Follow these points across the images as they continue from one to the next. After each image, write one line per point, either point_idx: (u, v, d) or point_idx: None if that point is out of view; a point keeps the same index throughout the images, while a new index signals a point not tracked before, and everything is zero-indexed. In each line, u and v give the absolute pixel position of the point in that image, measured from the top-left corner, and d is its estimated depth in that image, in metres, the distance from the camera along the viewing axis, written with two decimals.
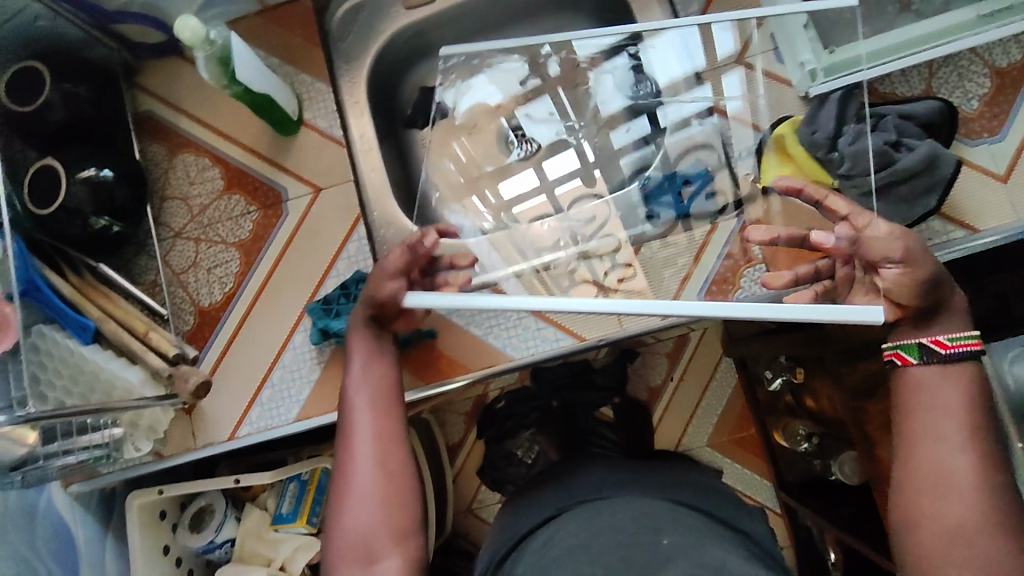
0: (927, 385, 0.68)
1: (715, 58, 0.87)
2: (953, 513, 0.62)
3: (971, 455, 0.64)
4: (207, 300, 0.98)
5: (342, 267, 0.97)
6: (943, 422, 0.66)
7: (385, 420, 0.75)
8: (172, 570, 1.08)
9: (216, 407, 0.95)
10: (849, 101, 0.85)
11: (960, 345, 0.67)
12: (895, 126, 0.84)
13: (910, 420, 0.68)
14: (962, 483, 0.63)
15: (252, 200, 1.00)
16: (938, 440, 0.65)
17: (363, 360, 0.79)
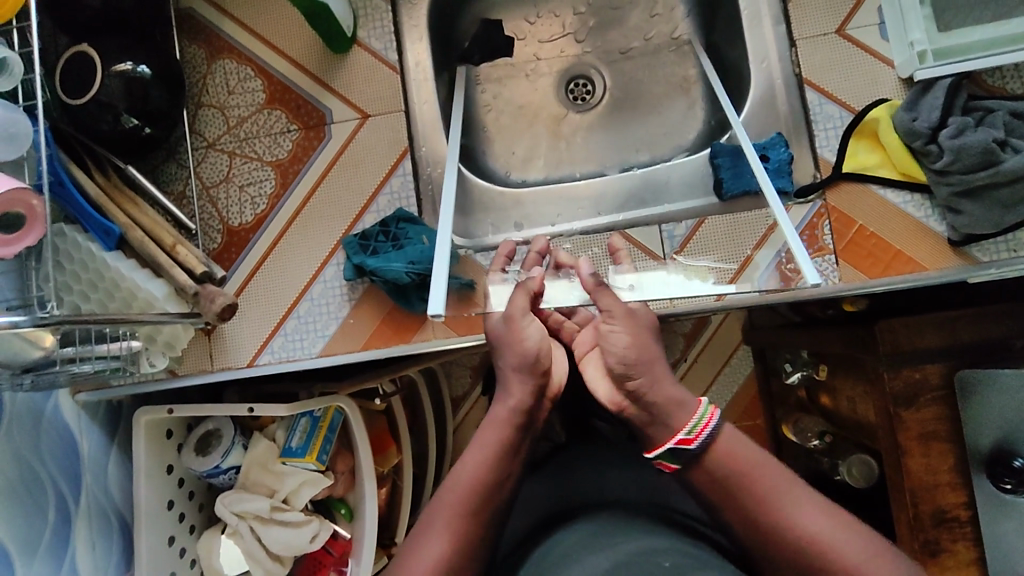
0: (721, 464, 0.63)
1: (808, 29, 0.86)
2: (810, 526, 0.59)
3: (812, 506, 0.60)
4: (238, 220, 0.93)
5: (383, 204, 0.91)
6: (776, 484, 0.62)
7: (473, 496, 0.65)
8: (174, 490, 1.06)
9: (238, 332, 0.91)
10: (958, 90, 0.79)
11: (700, 428, 0.64)
12: (1004, 123, 0.77)
13: (762, 507, 0.61)
14: (838, 540, 0.59)
15: (293, 118, 0.94)
16: (795, 501, 0.61)
17: (494, 426, 0.69)
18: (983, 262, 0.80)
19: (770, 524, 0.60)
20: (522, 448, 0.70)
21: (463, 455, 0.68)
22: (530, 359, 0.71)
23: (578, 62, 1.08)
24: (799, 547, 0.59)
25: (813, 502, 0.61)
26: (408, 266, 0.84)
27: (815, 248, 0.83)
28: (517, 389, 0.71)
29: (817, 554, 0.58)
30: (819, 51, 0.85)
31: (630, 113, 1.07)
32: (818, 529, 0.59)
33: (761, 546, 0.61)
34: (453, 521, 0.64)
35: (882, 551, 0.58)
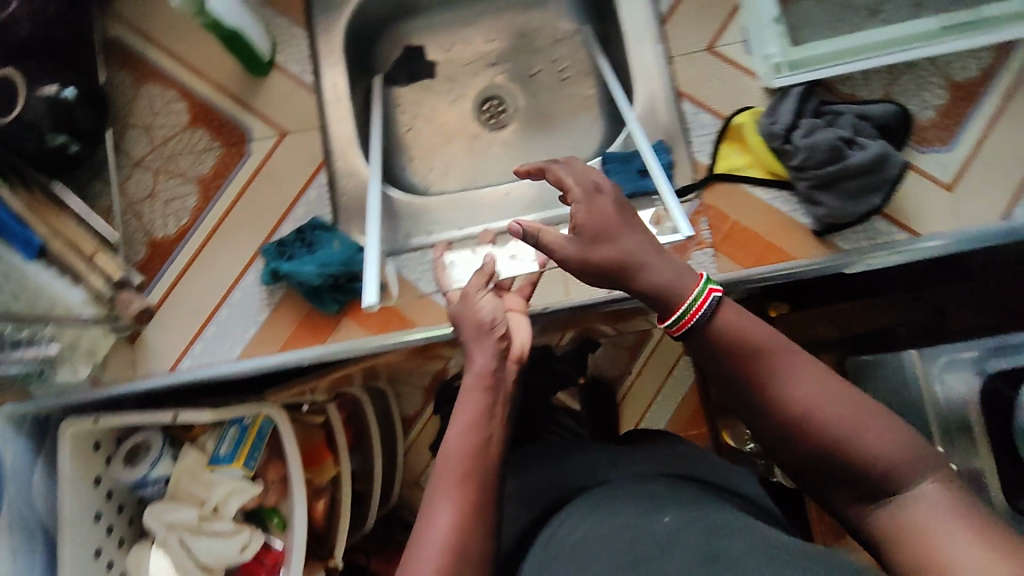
0: (719, 334, 0.53)
1: (680, 48, 0.96)
2: (807, 396, 0.50)
3: (812, 372, 0.51)
4: (161, 232, 0.98)
5: (300, 213, 0.97)
6: (772, 356, 0.52)
7: (470, 464, 0.63)
8: (101, 503, 1.07)
9: (160, 338, 0.96)
10: (808, 97, 0.88)
11: (689, 320, 0.55)
12: (851, 125, 0.86)
13: (760, 381, 0.52)
14: (833, 405, 0.49)
15: (216, 136, 1.00)
16: (790, 369, 0.51)
17: (473, 390, 0.67)
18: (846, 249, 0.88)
19: (759, 400, 0.52)
20: (501, 409, 0.68)
21: (450, 424, 0.66)
22: (486, 327, 0.73)
23: (491, 84, 1.17)
24: (799, 423, 0.50)
25: (807, 366, 0.51)
26: (319, 269, 0.90)
27: (696, 243, 0.90)
28: (479, 353, 0.71)
29: (812, 423, 0.50)
30: (692, 67, 0.95)
31: (541, 129, 1.15)
32: (815, 397, 0.50)
33: (755, 421, 0.53)
34: (454, 491, 0.62)
35: (886, 416, 0.50)
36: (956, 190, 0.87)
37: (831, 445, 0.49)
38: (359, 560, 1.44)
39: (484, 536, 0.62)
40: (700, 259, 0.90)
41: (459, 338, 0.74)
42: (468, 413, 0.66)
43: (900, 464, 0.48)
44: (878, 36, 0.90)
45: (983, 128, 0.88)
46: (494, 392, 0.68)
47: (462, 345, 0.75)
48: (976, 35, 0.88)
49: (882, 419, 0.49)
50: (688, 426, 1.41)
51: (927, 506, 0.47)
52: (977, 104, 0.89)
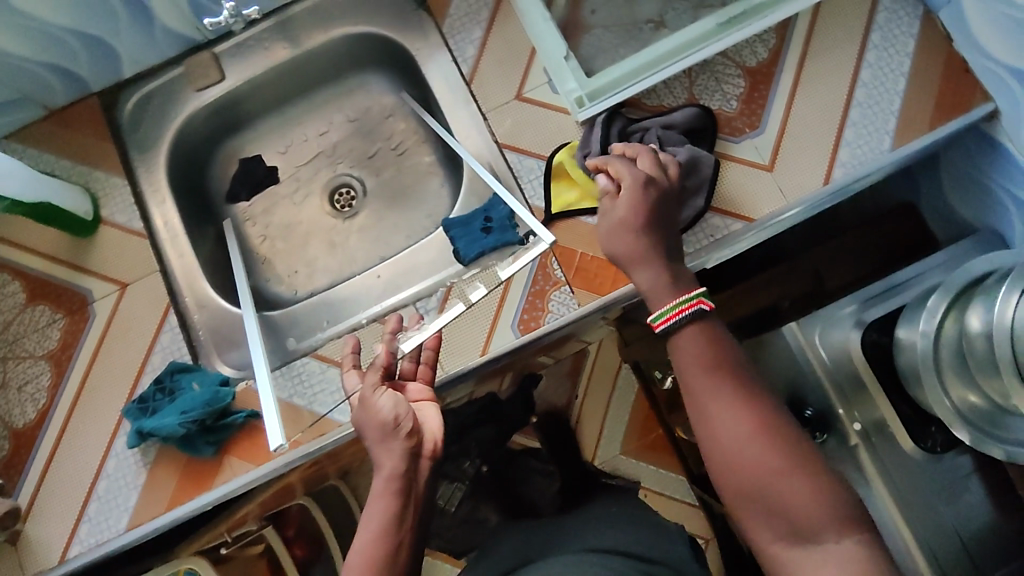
0: (686, 343, 0.67)
1: (490, 102, 0.97)
2: (737, 424, 0.62)
3: (742, 412, 0.62)
4: (21, 420, 0.94)
5: (157, 360, 0.94)
6: (702, 390, 0.65)
7: (377, 573, 0.63)
8: None
9: (43, 531, 0.90)
10: (612, 121, 0.91)
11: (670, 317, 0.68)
12: (658, 137, 0.89)
13: (699, 413, 0.64)
14: (767, 450, 0.60)
15: (57, 307, 0.97)
16: (720, 406, 0.63)
17: (381, 496, 0.68)
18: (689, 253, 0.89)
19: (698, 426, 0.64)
20: (410, 515, 0.68)
21: (356, 535, 0.66)
22: (389, 427, 0.70)
23: (336, 174, 1.16)
24: (720, 444, 0.62)
25: (735, 408, 0.62)
26: (180, 419, 0.87)
27: (550, 284, 0.90)
28: (388, 456, 0.69)
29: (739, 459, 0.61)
30: (506, 118, 0.96)
31: (395, 206, 1.15)
32: (746, 432, 0.61)
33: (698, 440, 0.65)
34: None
35: (815, 477, 0.59)
36: (776, 169, 0.90)
37: (746, 469, 0.60)
38: None
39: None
40: (561, 299, 0.90)
41: (366, 441, 0.72)
42: (368, 528, 0.66)
43: (815, 519, 0.58)
44: (663, 47, 0.93)
45: (786, 106, 0.92)
46: (408, 497, 0.68)
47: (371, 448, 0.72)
48: (749, 23, 0.92)
49: (807, 472, 0.59)
50: (645, 432, 1.34)
51: (837, 559, 0.56)
52: (774, 84, 0.93)
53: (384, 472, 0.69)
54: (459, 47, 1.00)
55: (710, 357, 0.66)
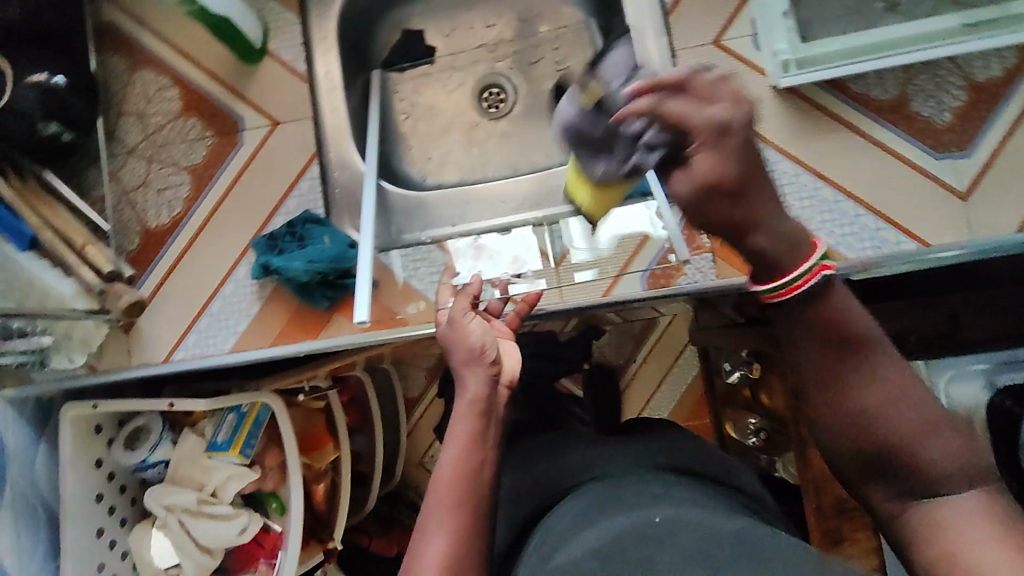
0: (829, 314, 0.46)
1: (685, 40, 0.91)
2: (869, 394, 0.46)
3: (885, 369, 0.46)
4: (154, 222, 0.97)
5: (292, 205, 0.96)
6: (835, 353, 0.47)
7: (466, 489, 0.64)
8: (103, 485, 1.10)
9: (153, 328, 0.96)
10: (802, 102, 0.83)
11: None
12: None
13: (834, 387, 0.47)
14: (905, 415, 0.45)
15: (208, 125, 0.99)
16: (855, 367, 0.46)
17: (466, 415, 0.68)
18: (849, 258, 0.85)
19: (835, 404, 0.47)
20: (489, 431, 0.68)
21: (441, 450, 0.67)
22: (477, 353, 0.72)
23: (491, 72, 1.13)
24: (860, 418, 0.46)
25: (875, 364, 0.46)
26: (307, 266, 0.89)
27: (692, 247, 0.88)
28: (472, 379, 0.71)
29: (878, 425, 0.46)
30: (698, 61, 0.90)
31: (541, 120, 1.11)
32: (873, 398, 0.46)
33: (823, 420, 0.48)
34: (453, 512, 0.63)
35: (959, 433, 0.45)
36: (970, 200, 0.84)
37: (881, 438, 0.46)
38: (360, 541, 1.47)
39: (479, 552, 0.63)
40: (700, 264, 0.88)
41: (450, 364, 0.74)
42: (457, 445, 0.67)
43: (960, 475, 0.44)
44: (892, 34, 0.84)
45: (1003, 136, 0.84)
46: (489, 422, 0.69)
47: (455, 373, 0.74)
48: (999, 33, 0.81)
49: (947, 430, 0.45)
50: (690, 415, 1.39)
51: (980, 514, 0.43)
52: (999, 107, 0.85)
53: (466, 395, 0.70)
54: None
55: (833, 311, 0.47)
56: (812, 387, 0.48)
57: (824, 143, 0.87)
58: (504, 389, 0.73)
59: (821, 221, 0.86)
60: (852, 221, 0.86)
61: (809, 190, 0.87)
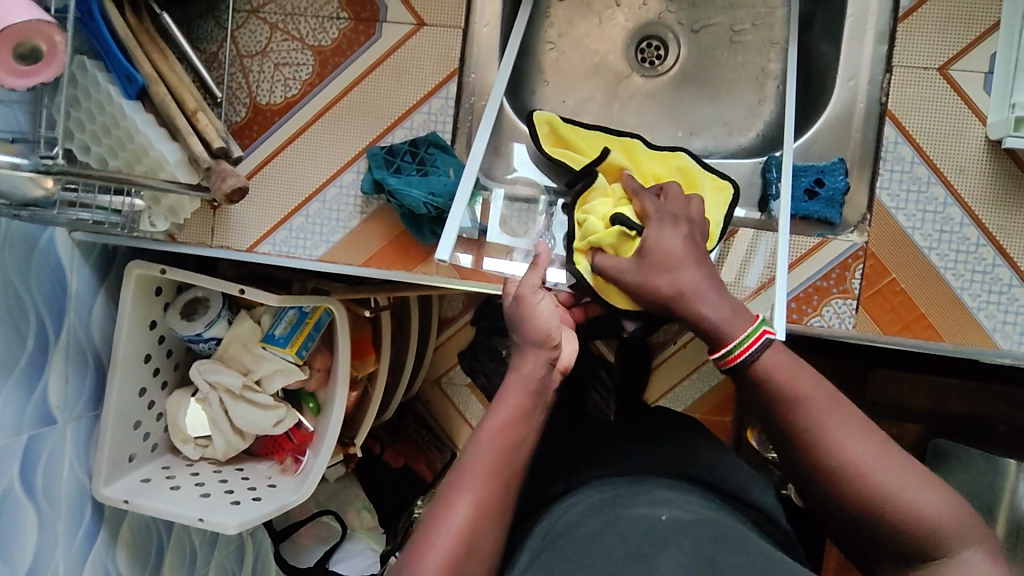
0: (769, 382, 0.57)
1: (908, 57, 0.79)
2: (854, 447, 0.53)
3: (865, 432, 0.54)
4: (266, 98, 0.88)
5: (417, 122, 0.88)
6: (819, 417, 0.54)
7: (503, 464, 0.60)
8: (153, 346, 1.08)
9: (243, 213, 0.89)
10: (902, 171, 0.79)
11: (741, 349, 0.58)
12: (910, 206, 0.79)
13: (818, 452, 0.54)
14: (886, 469, 0.52)
15: (345, 4, 0.87)
16: (838, 425, 0.54)
17: (514, 393, 0.63)
18: (1002, 349, 0.77)
19: (822, 480, 0.54)
20: (537, 416, 0.64)
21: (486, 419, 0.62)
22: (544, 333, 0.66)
23: (657, 21, 0.98)
24: (846, 474, 0.52)
25: (857, 425, 0.54)
26: (426, 198, 0.83)
27: (839, 289, 0.79)
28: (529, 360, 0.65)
29: (860, 483, 0.52)
30: (913, 85, 0.79)
31: (699, 91, 0.97)
32: (865, 454, 0.53)
33: (810, 485, 0.55)
34: (482, 484, 0.58)
35: (937, 485, 0.52)
36: None
37: (862, 494, 0.52)
38: (372, 449, 1.47)
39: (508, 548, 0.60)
40: (839, 309, 0.80)
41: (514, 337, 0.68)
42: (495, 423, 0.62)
43: (949, 529, 0.50)
44: None
45: None
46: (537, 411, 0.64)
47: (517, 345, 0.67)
48: None
49: (928, 478, 0.52)
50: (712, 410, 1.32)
51: (977, 573, 0.49)
52: None
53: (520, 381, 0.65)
54: None
55: (815, 385, 0.56)
56: (795, 449, 0.56)
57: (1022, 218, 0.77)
58: (558, 375, 0.67)
59: (987, 301, 0.77)
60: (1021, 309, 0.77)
61: (984, 265, 0.77)
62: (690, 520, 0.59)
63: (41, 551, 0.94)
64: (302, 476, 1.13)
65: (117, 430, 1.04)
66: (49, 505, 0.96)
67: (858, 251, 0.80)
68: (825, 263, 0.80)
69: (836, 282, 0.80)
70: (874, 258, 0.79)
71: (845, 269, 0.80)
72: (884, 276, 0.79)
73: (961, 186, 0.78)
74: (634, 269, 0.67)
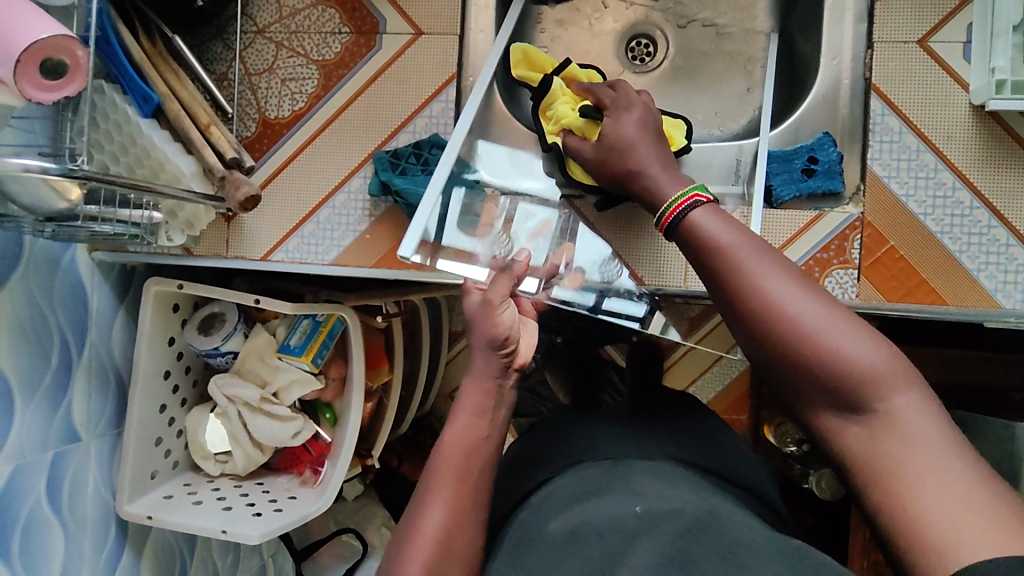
0: (702, 237, 0.61)
1: (888, 32, 0.82)
2: (776, 287, 0.55)
3: (790, 276, 0.56)
4: (274, 112, 0.93)
5: (420, 126, 0.91)
6: (742, 263, 0.57)
7: (469, 461, 0.64)
8: (172, 363, 1.11)
9: (256, 223, 0.93)
10: (892, 140, 0.81)
11: (673, 211, 0.65)
12: (902, 172, 0.81)
13: (742, 293, 0.56)
14: (811, 313, 0.53)
15: (346, 20, 0.92)
16: (765, 270, 0.56)
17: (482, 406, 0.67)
18: (1005, 309, 0.78)
19: (747, 324, 0.56)
20: (494, 416, 0.68)
21: (447, 429, 0.66)
22: (498, 342, 0.69)
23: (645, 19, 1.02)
24: (766, 314, 0.55)
25: (781, 270, 0.56)
26: None
27: (839, 260, 0.81)
28: (486, 373, 0.69)
29: (782, 326, 0.54)
30: (895, 58, 0.81)
31: (690, 82, 1.00)
32: (788, 295, 0.54)
33: (740, 333, 0.57)
34: (449, 489, 0.62)
35: (870, 335, 0.52)
36: None
37: (786, 335, 0.53)
38: (389, 462, 1.47)
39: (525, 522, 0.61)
40: (840, 279, 0.81)
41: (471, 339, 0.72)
42: (458, 425, 0.66)
43: (876, 373, 0.50)
44: None
45: None
46: (497, 419, 0.68)
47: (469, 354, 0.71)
48: None
49: (857, 328, 0.52)
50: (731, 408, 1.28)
51: (903, 418, 0.49)
52: None
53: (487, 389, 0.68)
54: None
55: (743, 238, 0.59)
56: (721, 298, 0.59)
57: (1012, 179, 0.79)
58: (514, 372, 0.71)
59: (985, 262, 0.79)
60: (1020, 268, 0.78)
61: (980, 227, 0.79)
62: (672, 507, 0.59)
63: (67, 570, 0.95)
64: (321, 487, 1.13)
65: (139, 446, 1.05)
66: (75, 523, 0.97)
67: (855, 222, 0.81)
68: (824, 235, 0.82)
69: (836, 254, 0.81)
70: (872, 228, 0.81)
71: (844, 241, 0.81)
72: (883, 245, 0.80)
73: (951, 152, 0.80)
74: (595, 155, 0.79)
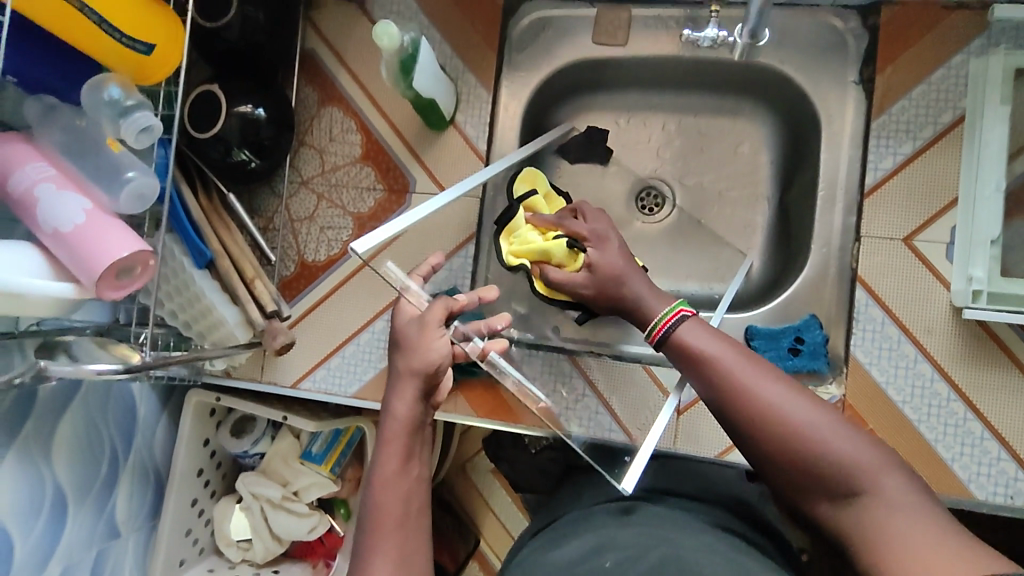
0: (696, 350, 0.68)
1: (874, 227, 0.88)
2: (768, 395, 0.63)
3: (777, 382, 0.64)
4: (312, 256, 1.03)
5: None
6: (736, 373, 0.65)
7: (409, 497, 0.70)
8: (205, 460, 1.21)
9: (288, 354, 1.02)
10: (874, 328, 0.87)
11: (662, 326, 0.71)
12: (883, 359, 0.86)
13: (739, 399, 0.64)
14: (800, 412, 0.62)
15: (381, 178, 1.02)
16: (754, 378, 0.64)
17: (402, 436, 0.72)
18: (978, 499, 0.82)
19: (746, 428, 0.63)
20: (419, 453, 0.73)
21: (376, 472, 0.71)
22: (429, 368, 0.73)
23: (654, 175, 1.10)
24: (762, 418, 0.62)
25: (771, 378, 0.64)
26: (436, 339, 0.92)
27: None
28: (402, 403, 0.73)
29: (780, 427, 0.62)
30: (881, 253, 0.88)
31: (694, 238, 1.06)
32: (779, 399, 0.63)
33: (741, 436, 0.64)
34: (394, 533, 0.68)
35: (850, 429, 0.61)
36: None
37: (783, 433, 0.61)
38: None
39: None
40: None
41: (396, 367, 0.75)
42: (391, 467, 0.71)
43: (864, 462, 0.59)
44: None
45: None
46: (420, 439, 0.73)
47: (389, 379, 0.75)
48: None
49: (839, 424, 0.61)
50: None
51: (890, 497, 0.58)
52: None
53: (402, 416, 0.73)
54: (875, 152, 0.89)
55: (732, 352, 0.66)
56: (719, 404, 0.66)
57: (989, 375, 0.83)
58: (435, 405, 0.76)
59: (960, 453, 0.83)
60: (993, 461, 0.82)
61: (956, 418, 0.84)
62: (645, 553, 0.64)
63: None
64: None
65: (171, 538, 1.15)
66: None
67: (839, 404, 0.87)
68: None
69: None
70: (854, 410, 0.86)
71: None
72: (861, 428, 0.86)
73: (930, 345, 0.85)
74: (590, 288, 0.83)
